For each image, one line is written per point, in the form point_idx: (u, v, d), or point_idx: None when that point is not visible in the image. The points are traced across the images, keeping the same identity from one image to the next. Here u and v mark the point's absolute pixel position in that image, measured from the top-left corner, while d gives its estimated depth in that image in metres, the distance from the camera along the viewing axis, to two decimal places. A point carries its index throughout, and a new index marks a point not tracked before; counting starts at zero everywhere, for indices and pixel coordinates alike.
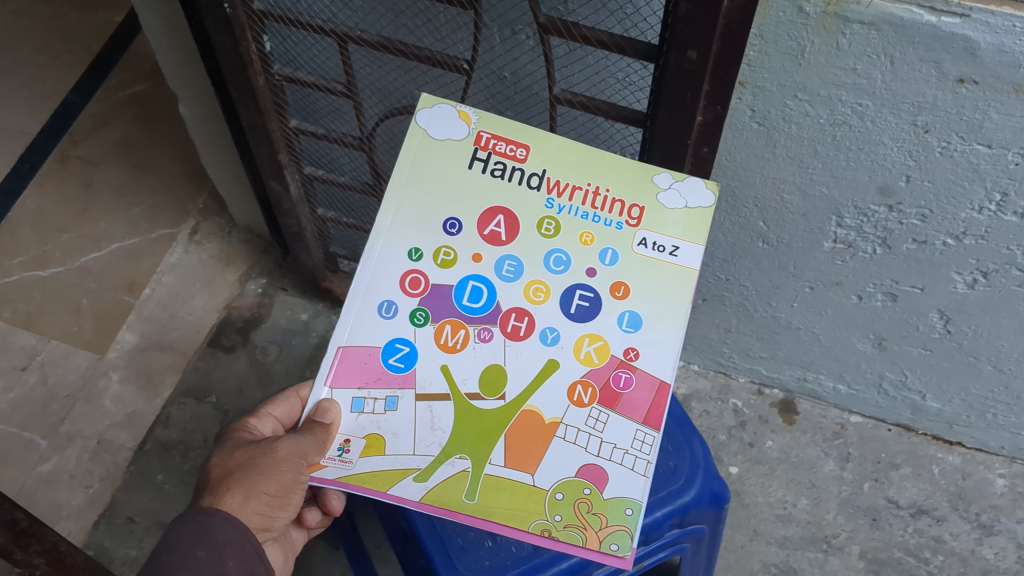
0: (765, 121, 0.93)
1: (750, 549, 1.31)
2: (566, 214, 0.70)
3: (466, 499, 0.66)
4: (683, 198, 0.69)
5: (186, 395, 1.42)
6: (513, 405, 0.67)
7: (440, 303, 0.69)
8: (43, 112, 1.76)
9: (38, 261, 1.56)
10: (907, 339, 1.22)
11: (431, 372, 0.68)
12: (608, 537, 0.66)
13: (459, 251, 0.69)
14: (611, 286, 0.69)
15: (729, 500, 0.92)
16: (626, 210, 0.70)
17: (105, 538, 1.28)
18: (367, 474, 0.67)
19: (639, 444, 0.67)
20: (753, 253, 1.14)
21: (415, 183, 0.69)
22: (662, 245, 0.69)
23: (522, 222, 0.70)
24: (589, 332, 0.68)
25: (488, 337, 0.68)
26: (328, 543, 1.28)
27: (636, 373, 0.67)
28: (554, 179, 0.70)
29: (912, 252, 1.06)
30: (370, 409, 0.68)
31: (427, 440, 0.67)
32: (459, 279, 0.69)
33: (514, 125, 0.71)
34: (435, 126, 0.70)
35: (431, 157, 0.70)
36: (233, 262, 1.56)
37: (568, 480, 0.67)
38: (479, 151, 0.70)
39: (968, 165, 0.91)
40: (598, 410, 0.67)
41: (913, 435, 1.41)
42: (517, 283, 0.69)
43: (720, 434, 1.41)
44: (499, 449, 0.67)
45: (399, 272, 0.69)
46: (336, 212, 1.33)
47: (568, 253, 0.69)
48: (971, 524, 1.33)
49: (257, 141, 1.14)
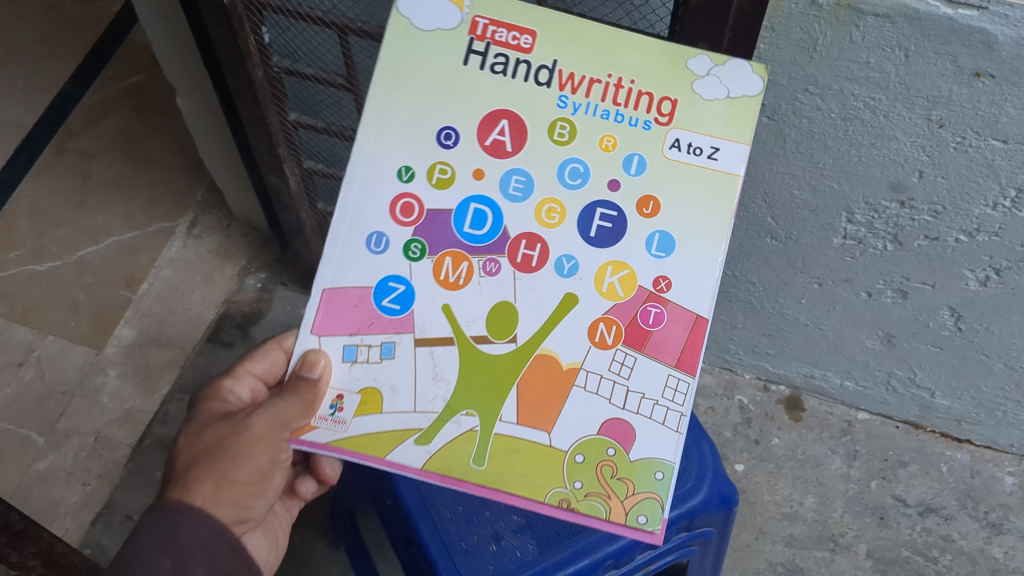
0: (775, 115, 0.91)
1: (756, 548, 1.30)
2: (581, 114, 0.63)
3: (474, 465, 0.62)
4: (724, 86, 0.62)
5: (184, 391, 1.40)
6: (525, 349, 0.63)
7: (438, 232, 0.64)
8: (39, 104, 1.74)
9: (34, 255, 1.54)
10: (916, 336, 1.20)
11: (432, 314, 0.63)
12: (635, 508, 0.63)
13: (456, 167, 0.63)
14: (638, 202, 0.63)
15: (737, 503, 0.90)
16: (655, 105, 0.63)
17: (102, 536, 1.27)
18: (362, 438, 0.63)
19: (672, 392, 0.63)
20: (761, 249, 1.12)
21: (402, 88, 0.63)
22: (698, 147, 0.62)
23: (529, 128, 0.63)
24: (612, 260, 0.63)
25: (494, 270, 0.63)
26: (330, 541, 1.27)
27: (668, 306, 0.63)
28: (566, 72, 0.63)
29: (924, 249, 1.04)
30: (364, 358, 0.64)
31: (428, 394, 0.63)
32: (458, 202, 0.63)
33: (513, 7, 0.63)
34: (420, 15, 0.63)
35: (416, 51, 0.63)
36: (233, 256, 1.54)
37: (591, 440, 0.62)
38: (475, 41, 0.63)
39: (982, 161, 0.89)
40: (624, 351, 0.63)
41: (920, 433, 1.40)
42: (528, 203, 0.63)
43: (725, 431, 1.39)
44: (509, 404, 0.63)
45: (391, 197, 0.64)
46: (336, 206, 1.30)
47: (585, 163, 0.63)
48: (980, 522, 1.31)
49: (256, 135, 1.13)
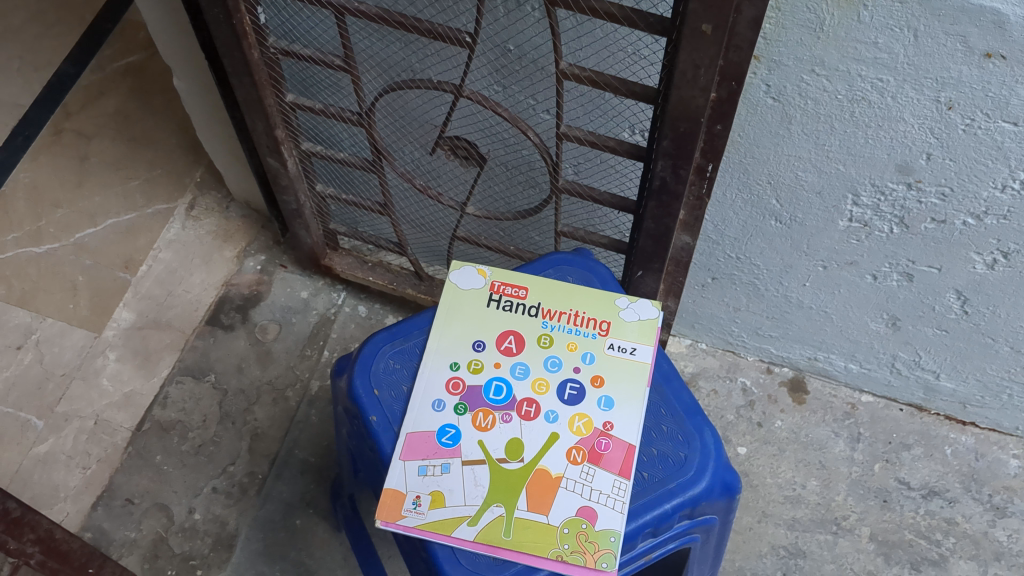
0: (780, 97, 0.89)
1: (758, 531, 1.29)
2: (557, 331, 0.93)
3: (505, 536, 0.81)
4: (637, 313, 0.93)
5: (184, 373, 1.40)
6: (530, 465, 0.85)
7: (474, 398, 0.89)
8: (36, 84, 1.72)
9: (32, 236, 1.53)
10: (922, 319, 1.18)
11: (472, 446, 0.86)
12: (600, 557, 0.80)
13: (485, 361, 0.91)
14: (592, 378, 0.90)
15: (740, 490, 0.88)
16: (598, 325, 0.93)
17: (103, 520, 1.27)
18: (436, 522, 0.82)
19: (618, 490, 0.84)
20: (765, 232, 1.11)
21: (450, 321, 0.93)
22: (624, 347, 0.92)
23: (527, 339, 0.92)
24: (578, 412, 0.88)
25: (509, 419, 0.88)
26: (332, 525, 1.27)
27: (613, 438, 0.87)
28: (546, 308, 0.94)
29: (931, 232, 1.02)
30: (431, 473, 0.85)
31: (472, 494, 0.83)
32: (486, 380, 0.90)
33: (518, 275, 0.96)
34: (462, 282, 0.96)
35: (460, 302, 0.94)
36: (232, 238, 1.53)
37: (570, 518, 0.82)
38: (493, 294, 0.95)
39: (992, 143, 0.87)
40: (588, 466, 0.85)
41: (925, 415, 1.38)
42: (526, 380, 0.90)
43: (728, 414, 1.38)
44: (523, 497, 0.83)
45: (443, 379, 0.90)
46: (335, 188, 1.29)
47: (560, 357, 0.91)
48: (984, 505, 1.31)
49: (254, 116, 1.11)
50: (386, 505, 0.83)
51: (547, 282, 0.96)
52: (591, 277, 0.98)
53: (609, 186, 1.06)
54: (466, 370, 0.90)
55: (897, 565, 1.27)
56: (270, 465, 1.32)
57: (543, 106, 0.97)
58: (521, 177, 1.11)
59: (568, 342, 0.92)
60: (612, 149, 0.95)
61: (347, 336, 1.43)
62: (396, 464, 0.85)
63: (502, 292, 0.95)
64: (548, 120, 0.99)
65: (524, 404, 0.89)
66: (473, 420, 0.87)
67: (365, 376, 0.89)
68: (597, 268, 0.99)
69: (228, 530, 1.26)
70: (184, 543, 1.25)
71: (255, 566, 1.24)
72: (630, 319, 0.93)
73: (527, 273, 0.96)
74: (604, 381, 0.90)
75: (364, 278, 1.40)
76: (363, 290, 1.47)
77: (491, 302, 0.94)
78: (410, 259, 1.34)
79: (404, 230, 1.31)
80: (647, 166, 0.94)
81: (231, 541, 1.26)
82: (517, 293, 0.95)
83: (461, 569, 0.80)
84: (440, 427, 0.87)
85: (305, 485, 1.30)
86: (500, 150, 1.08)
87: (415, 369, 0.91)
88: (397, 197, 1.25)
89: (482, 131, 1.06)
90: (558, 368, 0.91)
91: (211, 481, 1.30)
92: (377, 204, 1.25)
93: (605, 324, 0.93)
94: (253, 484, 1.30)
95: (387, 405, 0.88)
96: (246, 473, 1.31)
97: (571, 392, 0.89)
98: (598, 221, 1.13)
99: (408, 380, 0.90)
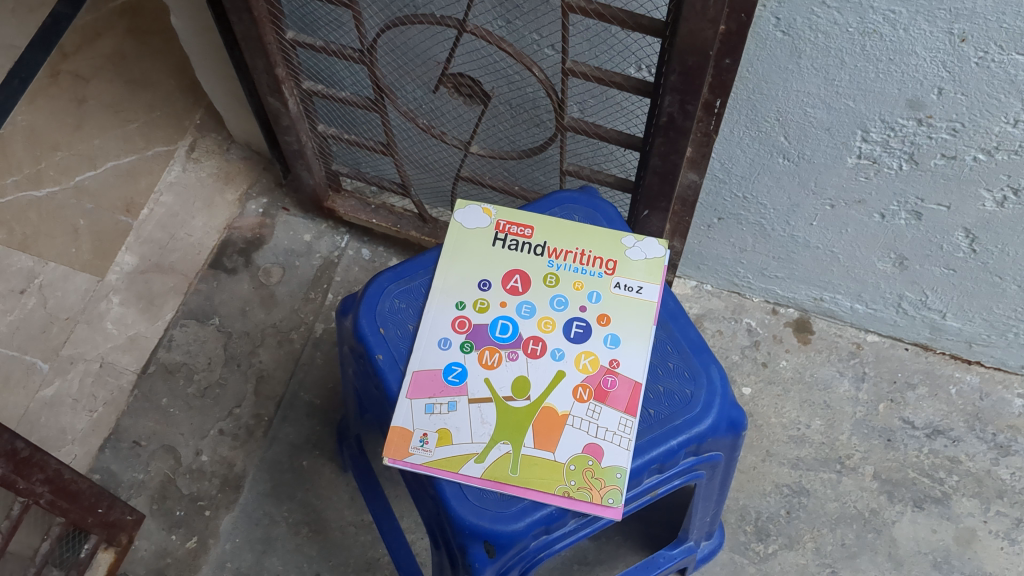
0: (790, 30, 0.87)
1: (762, 470, 1.30)
2: (563, 270, 0.92)
3: (511, 472, 0.81)
4: (643, 252, 0.93)
5: (189, 317, 1.39)
6: (536, 403, 0.85)
7: (480, 337, 0.88)
8: (31, 25, 1.70)
9: (32, 180, 1.52)
10: (929, 258, 1.18)
11: (479, 384, 0.86)
12: (606, 493, 0.80)
13: (491, 301, 0.90)
14: (598, 317, 0.90)
15: (746, 428, 0.87)
16: (604, 264, 0.93)
17: (111, 462, 1.28)
18: (444, 459, 0.82)
19: (624, 427, 0.84)
20: (773, 169, 1.09)
21: (456, 259, 0.93)
22: (631, 286, 0.91)
23: (533, 278, 0.92)
24: (584, 350, 0.88)
25: (515, 357, 0.87)
26: (338, 466, 1.27)
27: (619, 376, 0.86)
28: (552, 247, 0.93)
29: (941, 168, 1.01)
30: (438, 411, 0.85)
31: (479, 431, 0.83)
32: (492, 319, 0.90)
33: (523, 214, 0.95)
34: (468, 220, 0.95)
35: (465, 240, 0.94)
36: (233, 180, 1.52)
37: (576, 455, 0.82)
38: (498, 233, 0.94)
39: (1005, 76, 0.86)
40: (594, 404, 0.85)
41: (930, 354, 1.38)
42: (532, 319, 0.89)
43: (732, 354, 1.38)
44: (529, 435, 0.83)
45: (450, 319, 0.89)
46: (337, 128, 1.27)
47: (565, 296, 0.91)
48: (987, 444, 1.31)
49: (254, 54, 1.09)
50: (393, 443, 0.83)
51: (553, 220, 0.95)
52: (597, 215, 0.97)
53: (615, 123, 1.04)
54: (471, 309, 0.90)
55: (901, 502, 1.27)
56: (276, 407, 1.32)
57: (547, 41, 0.96)
58: (525, 115, 1.10)
59: (574, 280, 0.92)
60: (618, 85, 0.93)
61: (350, 280, 1.43)
62: (403, 403, 0.85)
63: (507, 231, 0.94)
64: (553, 56, 0.98)
65: (530, 342, 0.88)
66: (479, 358, 0.87)
67: (369, 315, 0.89)
68: (603, 206, 0.98)
69: (236, 472, 1.27)
70: (192, 484, 1.26)
71: (263, 506, 1.25)
72: (636, 257, 0.93)
73: (532, 212, 0.96)
74: (610, 319, 0.90)
75: (367, 220, 1.39)
76: (367, 233, 1.46)
77: (496, 241, 0.94)
78: (414, 201, 1.33)
79: (407, 171, 1.29)
80: (654, 102, 0.93)
81: (239, 483, 1.26)
82: (523, 232, 0.94)
83: (468, 505, 0.80)
84: (445, 365, 0.87)
85: (311, 427, 1.31)
86: (504, 88, 1.06)
87: (420, 307, 0.90)
88: (399, 137, 1.23)
89: (485, 68, 1.04)
90: (564, 307, 0.90)
91: (217, 423, 1.31)
92: (379, 144, 1.24)
93: (612, 263, 0.93)
94: (259, 427, 1.31)
95: (393, 343, 0.88)
96: (252, 416, 1.32)
97: (577, 330, 0.89)
98: (604, 159, 1.12)
99: (414, 319, 0.90)
